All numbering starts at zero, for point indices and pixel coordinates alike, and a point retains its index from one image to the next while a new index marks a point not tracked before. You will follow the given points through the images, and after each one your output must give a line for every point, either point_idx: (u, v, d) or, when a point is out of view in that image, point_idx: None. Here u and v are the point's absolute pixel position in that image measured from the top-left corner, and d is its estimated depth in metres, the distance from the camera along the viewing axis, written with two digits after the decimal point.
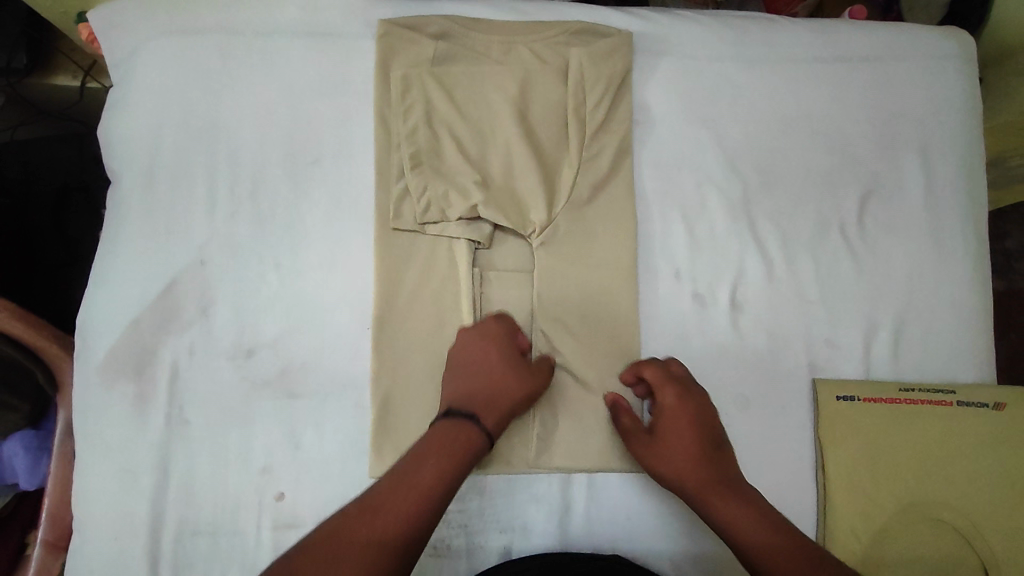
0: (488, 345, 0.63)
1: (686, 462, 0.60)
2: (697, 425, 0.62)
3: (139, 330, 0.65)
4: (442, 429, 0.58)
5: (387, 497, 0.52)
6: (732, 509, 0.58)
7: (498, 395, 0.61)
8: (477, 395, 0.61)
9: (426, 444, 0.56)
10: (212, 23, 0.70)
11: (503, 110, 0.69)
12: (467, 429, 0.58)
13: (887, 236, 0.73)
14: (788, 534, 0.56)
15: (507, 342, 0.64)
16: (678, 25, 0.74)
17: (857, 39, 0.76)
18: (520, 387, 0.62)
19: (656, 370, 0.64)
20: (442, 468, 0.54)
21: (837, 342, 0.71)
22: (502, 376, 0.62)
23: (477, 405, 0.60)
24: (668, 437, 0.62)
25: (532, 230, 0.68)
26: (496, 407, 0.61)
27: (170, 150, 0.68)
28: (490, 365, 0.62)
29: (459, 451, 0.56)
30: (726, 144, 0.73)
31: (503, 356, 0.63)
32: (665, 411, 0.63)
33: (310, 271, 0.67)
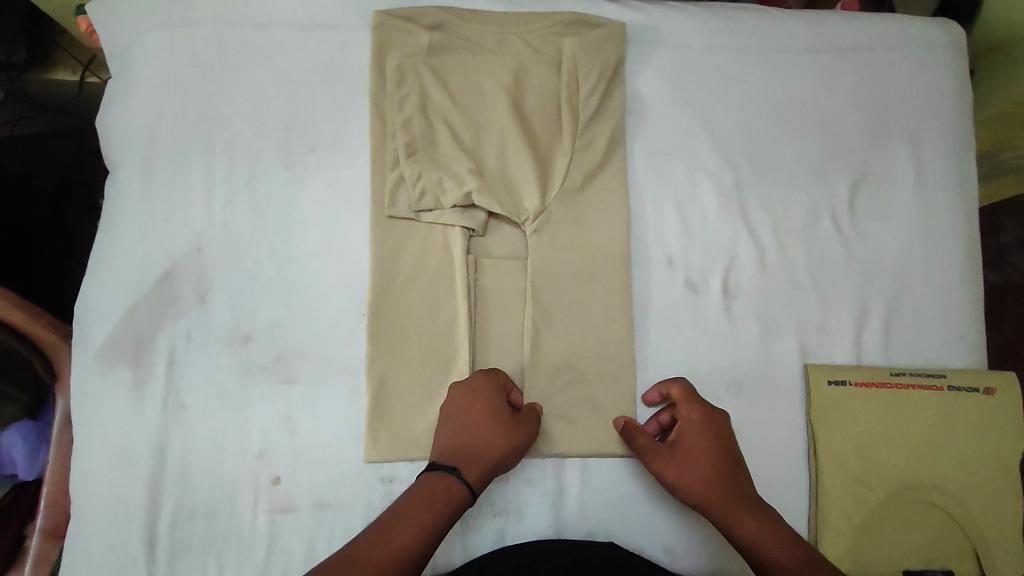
0: (475, 398, 0.63)
1: (708, 475, 0.61)
2: (716, 439, 0.63)
3: (137, 317, 0.65)
4: (427, 482, 0.58)
5: (392, 530, 0.54)
6: (750, 523, 0.59)
7: (481, 447, 0.61)
8: (463, 447, 0.61)
9: (410, 496, 0.57)
10: (209, 13, 0.71)
11: (497, 99, 0.70)
12: (447, 482, 0.58)
13: (878, 225, 0.73)
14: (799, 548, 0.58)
15: (497, 395, 0.63)
16: (669, 15, 0.75)
17: (848, 29, 0.76)
18: (507, 440, 0.61)
19: (683, 386, 0.66)
20: (420, 521, 0.55)
21: (829, 327, 0.71)
22: (488, 428, 0.61)
23: (461, 458, 0.60)
24: (690, 450, 0.63)
25: (526, 218, 0.69)
26: (481, 462, 0.60)
27: (167, 139, 0.69)
28: (477, 419, 0.62)
29: (439, 504, 0.56)
30: (718, 133, 0.73)
31: (490, 410, 0.62)
32: (690, 424, 0.64)
33: (306, 260, 0.68)
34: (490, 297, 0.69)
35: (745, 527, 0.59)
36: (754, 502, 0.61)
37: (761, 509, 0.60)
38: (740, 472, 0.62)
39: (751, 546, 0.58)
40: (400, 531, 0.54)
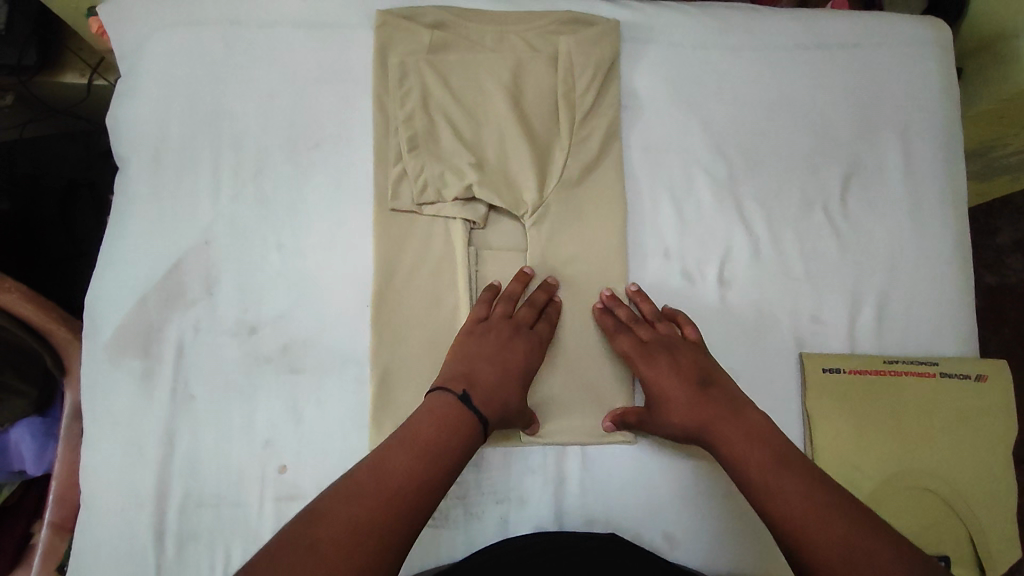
0: (517, 353, 0.64)
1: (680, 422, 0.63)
2: (680, 372, 0.64)
3: (147, 309, 0.67)
4: (452, 412, 0.58)
5: (412, 447, 0.55)
6: (728, 444, 0.59)
7: (512, 398, 0.63)
8: (495, 393, 0.61)
9: (433, 425, 0.57)
10: (217, 15, 0.73)
11: (496, 95, 0.72)
12: (473, 421, 0.58)
13: (870, 216, 0.75)
14: (787, 467, 0.56)
15: (535, 360, 0.66)
16: (664, 14, 0.77)
17: (838, 26, 0.78)
18: (523, 409, 0.64)
19: (626, 341, 0.67)
20: (445, 451, 0.55)
21: (824, 318, 0.72)
22: (516, 388, 0.63)
23: (491, 403, 0.61)
24: (658, 403, 0.65)
25: (524, 210, 0.70)
26: (501, 416, 0.61)
27: (177, 137, 0.71)
28: (516, 370, 0.64)
29: (462, 441, 0.57)
30: (713, 127, 0.75)
31: (523, 372, 0.64)
32: (642, 370, 0.66)
33: (311, 252, 0.69)
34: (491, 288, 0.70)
35: (725, 444, 0.60)
36: (735, 421, 0.60)
37: (750, 434, 0.59)
38: (713, 391, 0.63)
39: (733, 462, 0.59)
40: (421, 456, 0.54)
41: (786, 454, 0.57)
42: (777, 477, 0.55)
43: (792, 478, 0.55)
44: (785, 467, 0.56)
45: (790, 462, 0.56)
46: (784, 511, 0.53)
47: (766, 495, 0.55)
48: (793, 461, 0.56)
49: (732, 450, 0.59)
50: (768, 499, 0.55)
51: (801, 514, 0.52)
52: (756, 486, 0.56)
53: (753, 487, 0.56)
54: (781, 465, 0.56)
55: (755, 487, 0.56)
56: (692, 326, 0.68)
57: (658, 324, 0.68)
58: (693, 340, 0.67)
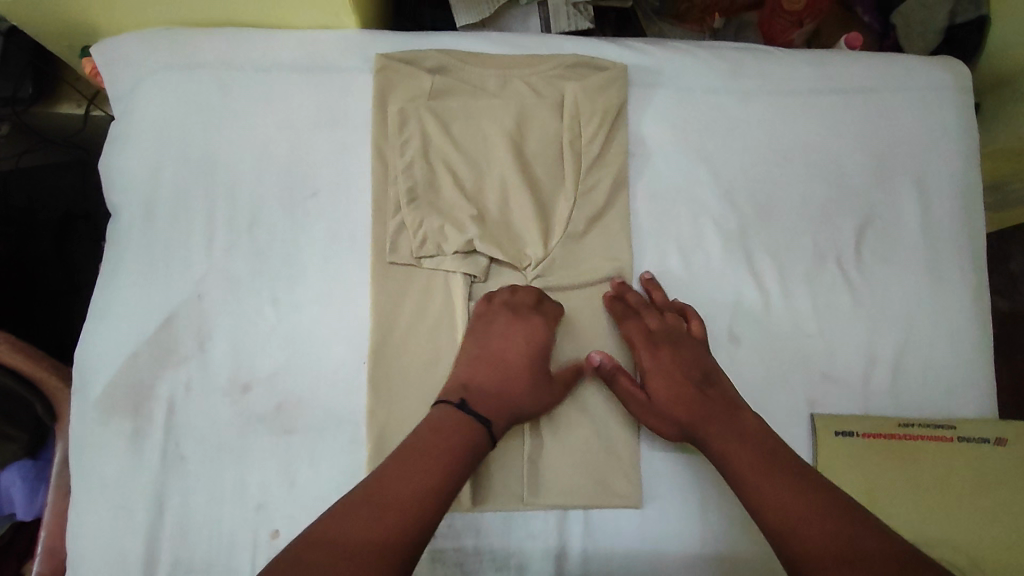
0: (518, 343, 0.64)
1: (676, 409, 0.63)
2: (682, 368, 0.65)
3: (137, 366, 0.65)
4: (456, 419, 0.59)
5: (416, 458, 0.54)
6: (720, 437, 0.60)
7: (514, 394, 0.63)
8: (497, 395, 0.62)
9: (436, 434, 0.57)
10: (212, 59, 0.71)
11: (500, 142, 0.70)
12: (478, 425, 0.59)
13: (886, 270, 0.72)
14: (779, 466, 0.56)
15: (544, 356, 0.65)
16: (673, 57, 0.75)
17: (853, 70, 0.76)
18: (539, 404, 0.64)
19: (636, 329, 0.67)
20: (452, 458, 0.55)
21: (836, 376, 0.70)
22: (524, 386, 0.63)
23: (492, 404, 0.61)
24: (657, 391, 0.64)
25: (527, 265, 0.69)
26: (507, 417, 0.62)
27: (169, 186, 0.69)
28: (514, 364, 0.64)
29: (469, 447, 0.57)
30: (723, 175, 0.73)
31: (532, 368, 0.64)
32: (645, 358, 0.66)
33: (307, 307, 0.67)
34: None
35: (717, 440, 0.60)
36: (730, 416, 0.61)
37: (744, 427, 0.60)
38: (712, 387, 0.63)
39: (723, 460, 0.59)
40: (429, 469, 0.54)
41: (776, 452, 0.57)
42: (770, 474, 0.55)
43: (785, 482, 0.55)
44: (776, 466, 0.56)
45: (789, 466, 0.56)
46: (770, 506, 0.54)
47: (754, 489, 0.55)
48: (786, 462, 0.56)
49: (722, 446, 0.59)
50: (755, 492, 0.55)
51: (790, 519, 0.52)
52: (744, 479, 0.56)
53: (740, 479, 0.57)
54: (775, 465, 0.56)
55: (742, 480, 0.56)
56: (700, 322, 0.68)
57: (668, 313, 0.68)
58: (699, 336, 0.67)
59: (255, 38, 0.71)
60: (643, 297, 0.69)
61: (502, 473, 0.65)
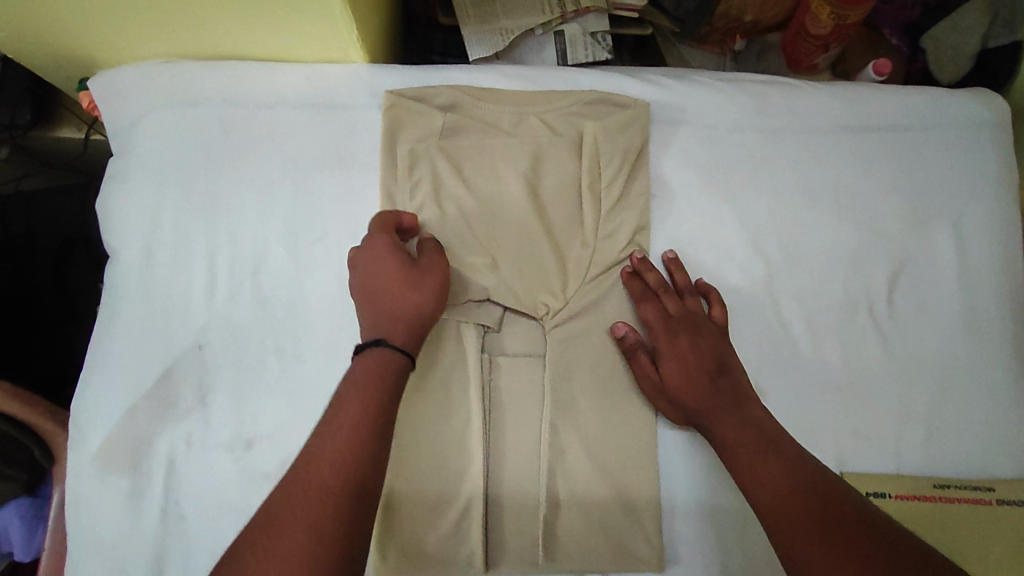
0: (371, 262, 0.60)
1: (683, 387, 0.61)
2: (694, 348, 0.62)
3: (135, 421, 0.63)
4: (362, 364, 0.53)
5: (351, 401, 0.50)
6: (721, 419, 0.58)
7: (398, 302, 0.57)
8: (380, 314, 0.57)
9: (346, 390, 0.51)
10: (214, 95, 0.68)
11: (514, 185, 0.67)
12: (383, 352, 0.54)
13: (920, 321, 0.69)
14: (776, 447, 0.54)
15: (400, 252, 0.60)
16: (697, 92, 0.71)
17: (886, 105, 0.72)
18: (424, 292, 0.59)
19: (654, 310, 0.65)
20: (368, 407, 0.50)
21: (866, 433, 0.67)
22: (398, 287, 0.58)
23: (382, 324, 0.56)
24: (667, 370, 0.62)
25: (543, 313, 0.66)
26: (404, 325, 0.57)
27: (169, 229, 0.66)
28: (384, 281, 0.58)
29: (383, 381, 0.52)
30: (748, 219, 0.70)
31: (395, 268, 0.59)
32: (660, 342, 0.64)
33: (313, 358, 0.64)
34: (505, 397, 0.65)
35: (719, 427, 0.57)
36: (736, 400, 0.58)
37: (745, 410, 0.58)
38: (726, 377, 0.61)
39: (721, 438, 0.57)
40: (350, 428, 0.49)
41: (774, 434, 0.55)
42: (766, 453, 0.54)
43: (778, 461, 0.53)
44: (773, 448, 0.54)
45: (785, 449, 0.54)
46: (761, 484, 0.52)
47: (746, 467, 0.54)
48: (783, 444, 0.55)
49: (721, 434, 0.57)
50: (747, 470, 0.54)
51: (778, 495, 0.51)
52: (738, 458, 0.55)
53: (735, 458, 0.55)
54: (771, 447, 0.54)
55: (736, 460, 0.55)
56: (721, 305, 0.66)
57: (688, 297, 0.66)
58: (719, 321, 0.65)
59: (258, 72, 0.68)
60: (663, 276, 0.67)
61: (517, 536, 0.63)
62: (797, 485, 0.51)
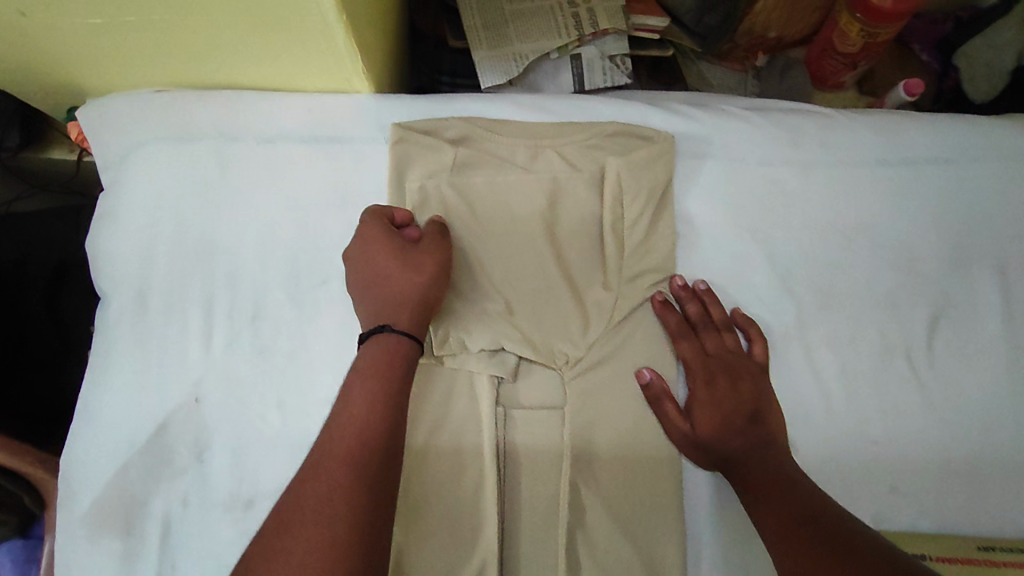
0: (370, 248, 0.56)
1: (713, 432, 0.60)
2: (730, 390, 0.61)
3: (128, 479, 0.59)
4: (367, 355, 0.52)
5: (360, 390, 0.49)
6: (745, 459, 0.57)
7: (401, 287, 0.55)
8: (379, 302, 0.55)
9: (352, 383, 0.50)
10: (209, 128, 0.64)
11: (531, 224, 0.63)
12: (386, 341, 0.52)
13: (961, 368, 0.65)
14: (792, 482, 0.54)
15: (397, 236, 0.57)
16: (724, 123, 0.67)
17: (924, 136, 0.68)
18: (424, 272, 0.56)
19: (691, 347, 0.63)
20: (373, 400, 0.49)
21: (904, 488, 0.63)
22: (395, 270, 0.55)
23: (383, 312, 0.54)
24: (700, 413, 0.61)
25: (562, 363, 0.62)
26: (405, 309, 0.54)
27: (163, 273, 0.62)
28: (385, 267, 0.56)
29: (388, 373, 0.51)
30: (779, 260, 0.65)
31: (391, 251, 0.56)
32: (696, 383, 0.62)
33: (316, 410, 0.60)
34: (521, 453, 0.61)
35: (740, 466, 0.57)
36: (764, 442, 0.58)
37: (772, 449, 0.58)
38: (759, 423, 0.59)
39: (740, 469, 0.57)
40: (357, 423, 0.48)
41: (793, 471, 0.55)
42: (782, 486, 0.54)
43: (792, 493, 0.53)
44: (789, 482, 0.54)
45: (800, 482, 0.54)
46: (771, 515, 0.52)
47: (760, 501, 0.54)
48: (798, 480, 0.54)
49: (739, 472, 0.57)
50: (761, 503, 0.54)
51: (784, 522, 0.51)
52: (753, 491, 0.55)
53: (751, 490, 0.55)
54: (786, 480, 0.54)
55: (751, 496, 0.55)
56: (762, 343, 0.63)
57: (726, 333, 0.64)
58: (759, 360, 0.63)
59: (257, 103, 0.64)
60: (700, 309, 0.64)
61: None
62: (804, 513, 0.50)
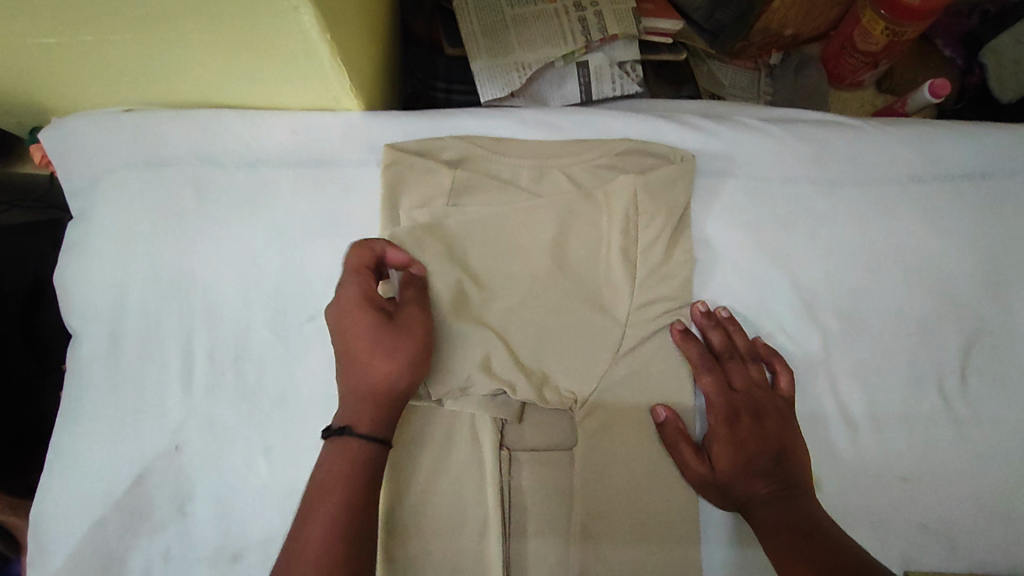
0: (343, 319, 0.49)
1: (732, 473, 0.54)
2: (755, 428, 0.55)
3: (102, 535, 0.54)
4: (329, 460, 0.46)
5: (322, 502, 0.44)
6: (766, 505, 0.52)
7: (370, 379, 0.48)
8: (345, 387, 0.49)
9: (311, 501, 0.44)
10: (186, 153, 0.59)
11: (535, 252, 0.58)
12: (347, 446, 0.47)
13: (996, 400, 0.60)
14: (819, 533, 0.48)
15: (374, 303, 0.50)
16: (743, 139, 0.62)
17: (954, 150, 0.63)
18: (400, 360, 0.49)
19: (713, 381, 0.57)
20: (334, 524, 0.43)
21: (938, 530, 0.58)
22: (364, 352, 0.48)
23: (347, 405, 0.48)
24: (719, 453, 0.55)
25: (571, 403, 0.57)
26: (370, 405, 0.48)
27: (139, 309, 0.57)
28: (355, 348, 0.49)
29: (352, 479, 0.46)
30: (803, 285, 0.61)
31: (365, 326, 0.49)
32: (717, 420, 0.57)
33: (306, 458, 0.56)
34: (527, 500, 0.57)
35: (760, 511, 0.52)
36: (788, 488, 0.52)
37: (797, 496, 0.52)
38: (784, 463, 0.54)
39: (761, 517, 0.51)
40: (320, 547, 0.42)
41: (821, 522, 0.49)
42: (807, 539, 0.48)
43: (819, 547, 0.47)
44: (815, 534, 0.48)
45: (828, 535, 0.48)
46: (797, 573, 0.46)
47: (783, 555, 0.48)
48: (824, 530, 0.49)
49: (761, 516, 0.51)
50: (784, 557, 0.48)
51: None
52: (777, 544, 0.49)
53: (774, 543, 0.49)
54: (813, 532, 0.48)
55: (773, 548, 0.49)
56: (788, 375, 0.58)
57: (752, 365, 0.58)
58: (786, 395, 0.58)
59: (238, 123, 0.59)
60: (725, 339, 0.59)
61: None
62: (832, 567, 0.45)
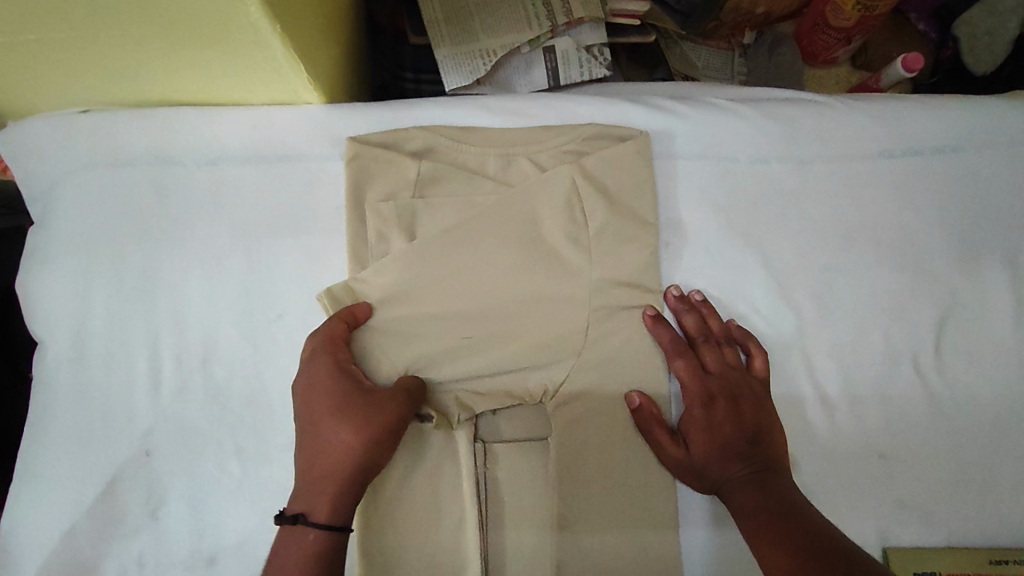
0: (312, 392, 0.51)
1: (709, 454, 0.54)
2: (733, 412, 0.55)
3: (74, 544, 0.53)
4: (283, 550, 0.47)
5: None
6: (741, 488, 0.51)
7: (329, 456, 0.49)
8: (306, 464, 0.50)
9: None
10: (144, 151, 0.58)
11: (504, 241, 0.58)
12: (303, 534, 0.47)
13: (970, 374, 0.60)
14: (796, 518, 0.48)
15: (346, 378, 0.52)
16: (711, 120, 0.62)
17: (925, 124, 0.63)
18: (363, 436, 0.49)
19: (688, 364, 0.56)
20: None
21: (915, 504, 0.58)
22: (329, 429, 0.50)
23: (306, 487, 0.49)
24: (696, 437, 0.55)
25: (542, 395, 0.57)
26: (327, 484, 0.49)
27: (103, 314, 0.56)
28: (319, 422, 0.50)
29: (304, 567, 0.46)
30: (775, 266, 0.60)
31: (334, 400, 0.50)
32: (693, 403, 0.56)
33: (279, 457, 0.55)
34: (505, 492, 0.57)
35: (736, 493, 0.51)
36: (767, 470, 0.52)
37: (775, 478, 0.52)
38: (760, 445, 0.54)
39: (738, 501, 0.51)
40: None
41: (796, 505, 0.49)
42: (782, 524, 0.47)
43: (797, 532, 0.47)
44: (791, 519, 0.48)
45: (804, 518, 0.48)
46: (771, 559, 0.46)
47: (760, 541, 0.48)
48: (801, 514, 0.48)
49: (739, 500, 0.51)
50: (761, 544, 0.48)
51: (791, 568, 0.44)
52: (754, 533, 0.49)
53: (750, 529, 0.49)
54: (788, 515, 0.48)
55: (750, 533, 0.49)
56: (763, 355, 0.58)
57: (726, 346, 0.58)
58: (762, 375, 0.58)
59: (196, 122, 0.58)
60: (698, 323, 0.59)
61: None
62: (812, 553, 0.45)
